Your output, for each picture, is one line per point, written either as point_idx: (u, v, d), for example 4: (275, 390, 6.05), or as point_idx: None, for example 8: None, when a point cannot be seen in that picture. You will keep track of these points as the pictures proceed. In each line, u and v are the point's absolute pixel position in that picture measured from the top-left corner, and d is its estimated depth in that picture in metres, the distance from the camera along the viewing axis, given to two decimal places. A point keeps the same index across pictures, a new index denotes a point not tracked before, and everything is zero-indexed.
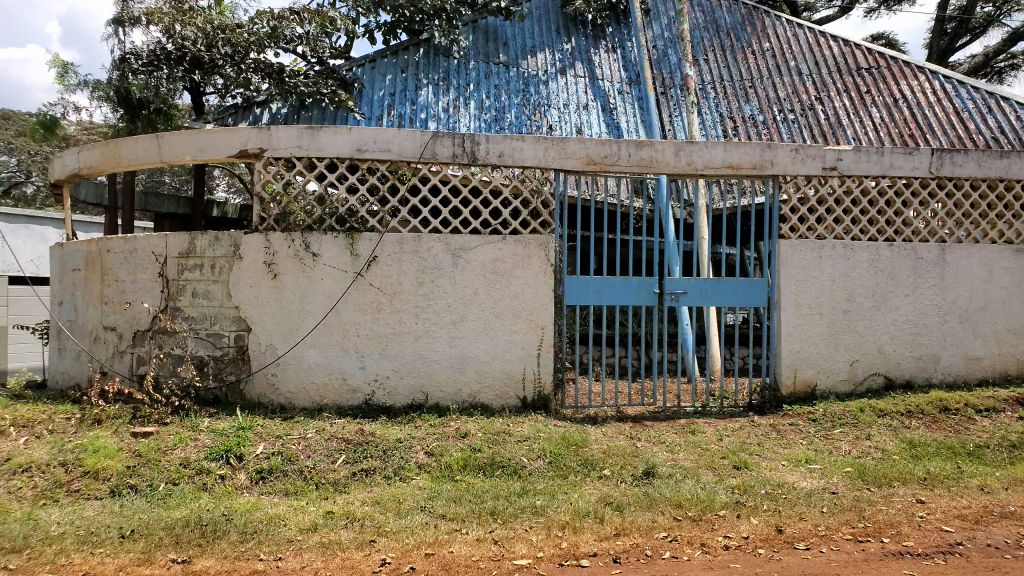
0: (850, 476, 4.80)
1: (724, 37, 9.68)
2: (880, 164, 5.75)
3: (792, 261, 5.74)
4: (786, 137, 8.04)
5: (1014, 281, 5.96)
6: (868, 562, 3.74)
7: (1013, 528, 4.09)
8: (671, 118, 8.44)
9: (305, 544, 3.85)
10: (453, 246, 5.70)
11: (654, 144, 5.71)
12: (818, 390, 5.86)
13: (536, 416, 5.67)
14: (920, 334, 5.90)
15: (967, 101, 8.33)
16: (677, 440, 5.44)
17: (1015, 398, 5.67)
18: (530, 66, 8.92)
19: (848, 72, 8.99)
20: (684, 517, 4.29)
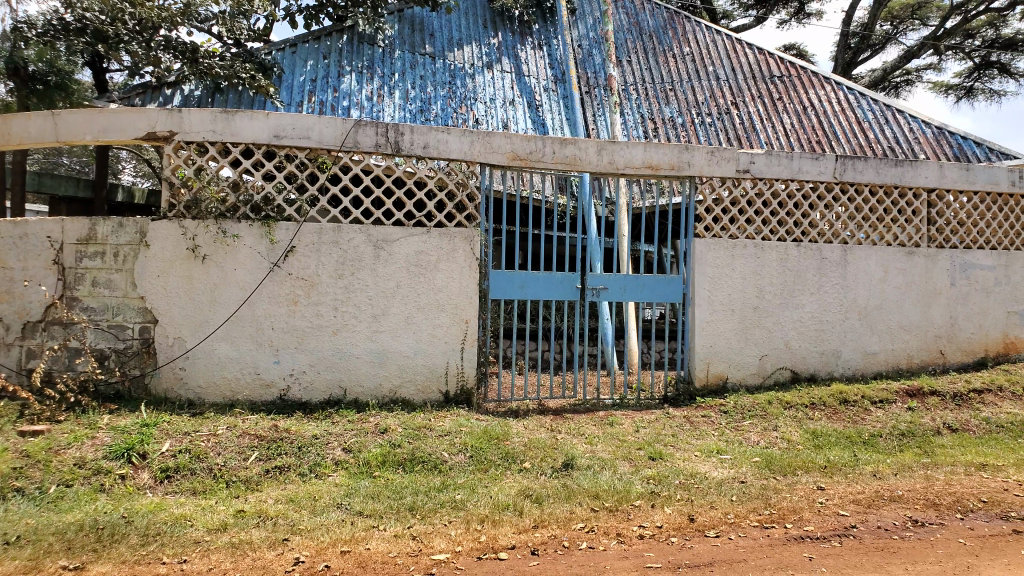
0: (758, 466, 5.03)
1: (647, 40, 9.93)
2: (790, 168, 6.04)
3: (707, 259, 5.95)
4: (703, 140, 8.32)
5: (907, 281, 6.38)
6: (772, 547, 3.93)
7: (901, 511, 4.40)
8: (595, 117, 8.57)
9: (213, 545, 3.69)
10: (375, 237, 5.59)
11: (578, 142, 5.80)
12: (729, 383, 6.10)
13: (458, 410, 5.65)
14: (823, 330, 6.24)
15: (868, 112, 8.88)
16: (596, 431, 5.55)
17: (906, 390, 6.09)
18: (457, 58, 8.86)
19: (762, 80, 9.38)
20: (600, 508, 4.38)
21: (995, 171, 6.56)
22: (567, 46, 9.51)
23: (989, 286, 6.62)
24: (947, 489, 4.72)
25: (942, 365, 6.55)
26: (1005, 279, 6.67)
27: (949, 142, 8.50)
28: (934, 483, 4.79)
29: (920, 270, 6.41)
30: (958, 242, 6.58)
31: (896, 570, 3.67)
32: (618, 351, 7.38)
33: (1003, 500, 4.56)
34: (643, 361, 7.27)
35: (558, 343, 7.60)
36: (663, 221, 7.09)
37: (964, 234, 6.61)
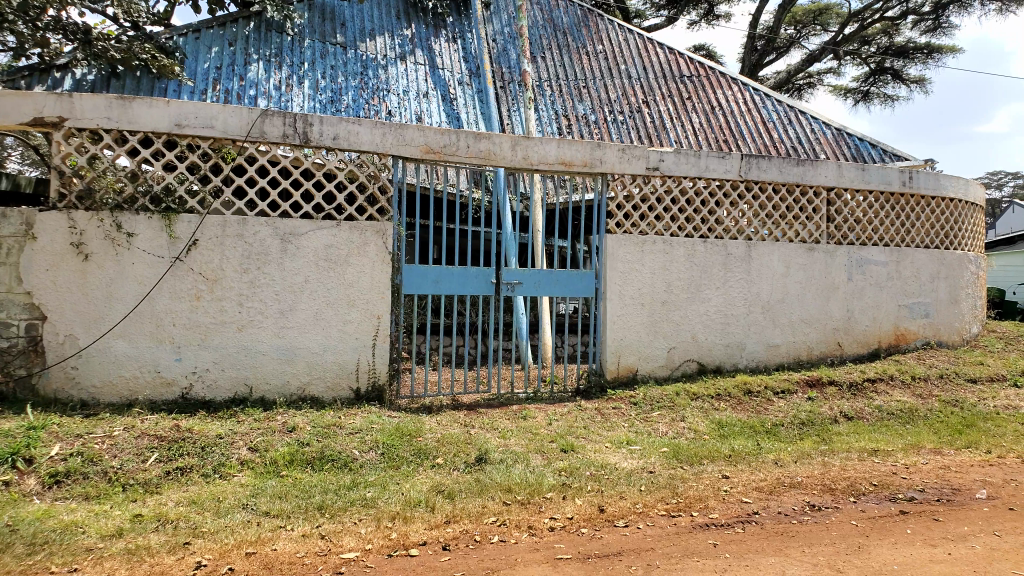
0: (666, 456, 5.15)
1: (560, 36, 10.02)
2: (698, 166, 6.22)
3: (619, 254, 6.05)
4: (615, 137, 8.46)
5: (807, 276, 6.65)
6: (679, 535, 4.03)
7: (800, 497, 4.59)
8: (509, 112, 8.60)
9: (108, 552, 3.51)
10: (282, 231, 5.46)
11: (492, 137, 5.80)
12: (639, 375, 6.23)
13: (369, 407, 5.57)
14: (729, 323, 6.45)
15: (773, 112, 9.23)
16: (510, 425, 5.57)
17: (805, 380, 6.36)
18: (369, 49, 8.72)
19: (673, 79, 9.61)
20: (512, 501, 4.40)
21: (888, 171, 6.92)
22: (482, 40, 9.49)
23: (882, 280, 6.97)
24: (842, 474, 4.96)
25: (839, 356, 6.87)
26: (897, 273, 7.04)
27: (847, 144, 8.91)
28: (830, 469, 5.03)
29: (819, 265, 6.69)
30: (855, 239, 6.90)
31: (794, 553, 3.82)
32: (533, 345, 7.44)
33: (893, 483, 4.83)
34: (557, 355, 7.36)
35: (473, 338, 7.60)
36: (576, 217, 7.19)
37: (860, 231, 6.93)
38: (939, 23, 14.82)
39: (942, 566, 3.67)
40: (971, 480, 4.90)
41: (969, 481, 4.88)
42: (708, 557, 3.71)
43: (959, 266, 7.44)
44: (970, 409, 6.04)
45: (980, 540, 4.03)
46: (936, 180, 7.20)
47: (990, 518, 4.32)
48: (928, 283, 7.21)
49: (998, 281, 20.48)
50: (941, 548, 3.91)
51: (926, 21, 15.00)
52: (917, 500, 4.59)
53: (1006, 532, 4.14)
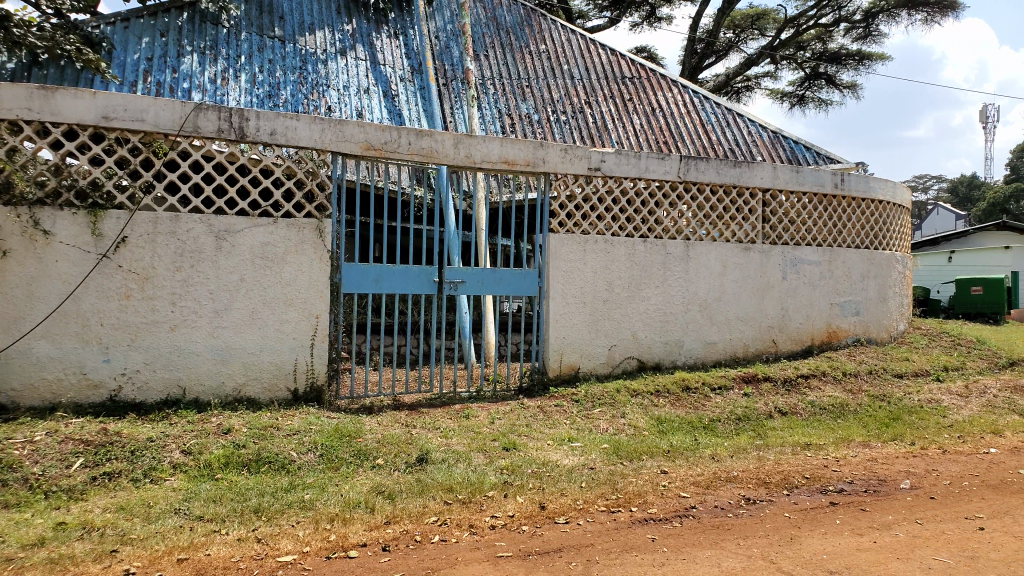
0: (606, 453, 5.22)
1: (503, 35, 10.02)
2: (638, 167, 6.32)
3: (561, 254, 6.10)
4: (558, 137, 8.52)
5: (743, 275, 6.82)
6: (617, 530, 4.08)
7: (735, 491, 4.70)
8: (453, 110, 8.56)
9: (28, 562, 3.36)
10: (217, 228, 5.34)
11: (434, 134, 5.77)
12: (581, 373, 6.29)
13: (307, 408, 5.48)
14: (667, 321, 6.56)
15: (711, 115, 9.42)
16: (452, 425, 5.55)
17: (742, 376, 6.51)
18: (308, 43, 8.57)
19: (615, 80, 9.71)
20: (453, 500, 4.39)
21: (820, 174, 7.15)
22: (424, 37, 9.42)
23: (814, 279, 7.19)
24: (776, 468, 5.10)
25: (774, 353, 7.05)
26: (829, 273, 7.27)
27: (783, 146, 9.15)
28: (765, 463, 5.16)
29: (755, 265, 6.87)
30: (789, 239, 7.11)
31: (729, 546, 3.91)
32: (476, 344, 7.44)
33: (824, 476, 5.00)
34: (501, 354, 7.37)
35: (415, 337, 7.55)
36: (519, 215, 7.21)
37: (794, 231, 7.14)
38: (869, 31, 15.37)
39: (868, 554, 3.80)
40: (896, 471, 5.10)
41: (895, 472, 5.09)
42: (646, 552, 3.76)
43: (887, 266, 7.73)
44: (897, 404, 6.29)
45: (903, 528, 4.20)
46: (866, 183, 7.47)
47: (913, 507, 4.51)
48: (858, 282, 7.46)
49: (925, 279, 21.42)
50: (867, 537, 4.06)
51: (857, 29, 15.51)
52: (846, 492, 4.75)
53: (928, 520, 4.32)
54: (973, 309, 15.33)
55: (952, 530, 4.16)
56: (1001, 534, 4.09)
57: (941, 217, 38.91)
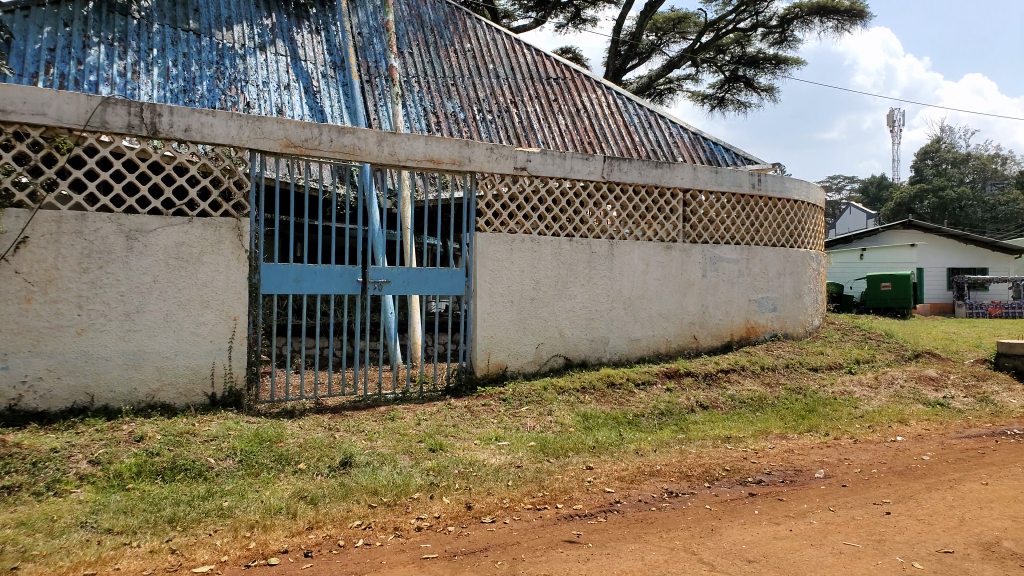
0: (533, 450, 5.24)
1: (428, 33, 9.95)
2: (562, 167, 6.38)
3: (488, 253, 6.10)
4: (483, 136, 8.53)
5: (665, 273, 6.98)
6: (544, 527, 4.11)
7: (658, 485, 4.80)
8: (377, 107, 8.45)
9: None
10: (127, 228, 5.13)
11: (357, 131, 5.70)
12: (508, 372, 6.30)
13: (225, 413, 5.31)
14: (593, 318, 6.64)
15: (634, 116, 9.59)
16: (377, 427, 5.48)
17: (665, 371, 6.66)
18: (225, 38, 8.32)
19: (540, 81, 9.78)
20: (378, 504, 4.33)
21: (738, 174, 7.37)
22: (346, 33, 9.24)
23: (733, 277, 7.41)
24: (698, 461, 5.23)
25: (695, 349, 7.23)
26: (747, 270, 7.51)
27: (704, 147, 9.39)
28: (687, 456, 5.29)
29: (677, 263, 7.04)
30: (709, 238, 7.31)
31: (651, 539, 3.98)
32: (402, 345, 7.36)
33: (743, 467, 5.15)
34: (428, 354, 7.31)
35: (339, 339, 7.42)
36: (444, 215, 7.18)
37: (714, 230, 7.34)
38: (785, 36, 15.94)
39: (784, 542, 3.94)
40: (811, 461, 5.31)
41: (809, 462, 5.29)
42: (571, 548, 3.79)
43: (802, 264, 8.03)
44: (812, 396, 6.55)
45: (817, 515, 4.36)
46: (782, 183, 7.74)
47: (826, 495, 4.70)
48: (775, 279, 7.74)
49: (839, 277, 22.42)
50: (783, 525, 4.20)
51: (774, 34, 16.07)
52: (764, 482, 4.91)
53: (839, 506, 4.51)
54: (884, 305, 16.13)
55: (861, 515, 4.36)
56: (905, 518, 4.30)
57: (851, 217, 40.73)
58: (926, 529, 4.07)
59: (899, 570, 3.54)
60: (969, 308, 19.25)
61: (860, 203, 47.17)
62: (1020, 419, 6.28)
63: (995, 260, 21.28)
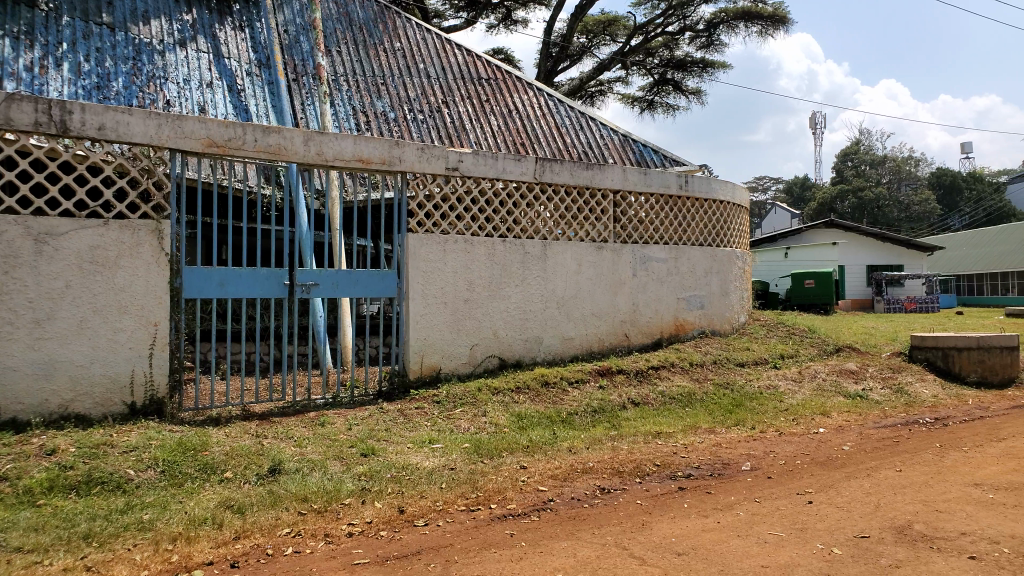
0: (467, 452, 5.24)
1: (357, 32, 9.77)
2: (494, 168, 6.41)
3: (420, 254, 6.06)
4: (414, 136, 8.48)
5: (597, 273, 7.07)
6: (477, 528, 4.11)
7: (590, 482, 4.86)
8: (304, 106, 8.30)
9: None
10: (36, 231, 4.90)
11: (282, 131, 5.59)
12: (442, 373, 6.27)
13: (145, 422, 5.12)
14: (527, 318, 6.68)
15: (565, 117, 9.67)
16: (306, 433, 5.38)
17: (598, 369, 6.74)
18: (142, 33, 8.02)
19: (471, 81, 9.75)
20: (308, 510, 4.25)
21: (666, 175, 7.54)
22: (271, 30, 9.02)
23: (663, 276, 7.57)
24: (629, 457, 5.32)
25: (627, 347, 7.34)
26: (676, 269, 7.68)
27: (633, 149, 9.56)
28: (619, 452, 5.38)
29: (608, 263, 7.14)
30: (639, 238, 7.45)
31: (583, 535, 4.03)
32: (332, 349, 7.24)
33: (673, 462, 5.26)
34: (360, 357, 7.22)
35: (267, 344, 7.25)
36: (375, 216, 7.11)
37: (644, 230, 7.48)
38: (711, 40, 16.33)
39: (711, 534, 4.03)
40: (738, 454, 5.47)
41: (736, 455, 5.45)
42: (504, 547, 3.80)
43: (728, 262, 8.26)
44: (739, 391, 6.75)
45: (743, 507, 4.49)
46: (708, 184, 7.95)
47: (752, 487, 4.85)
48: (702, 277, 7.94)
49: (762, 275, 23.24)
50: (711, 517, 4.31)
51: (700, 38, 16.45)
52: (693, 476, 5.04)
53: (764, 498, 4.65)
54: (808, 301, 16.74)
55: (785, 505, 4.51)
56: (826, 506, 4.47)
57: (777, 215, 42.07)
58: (846, 516, 4.24)
59: (821, 557, 3.67)
60: (887, 303, 20.19)
61: (786, 202, 48.82)
62: (931, 408, 6.63)
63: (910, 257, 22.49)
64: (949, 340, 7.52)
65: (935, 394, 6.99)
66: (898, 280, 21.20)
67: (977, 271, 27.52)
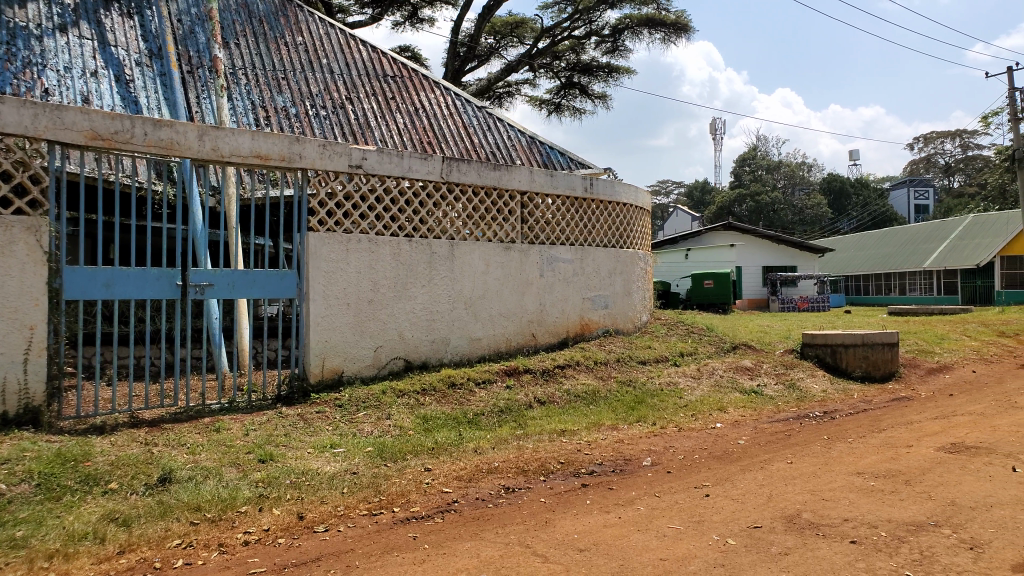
0: (370, 455, 5.16)
1: (256, 24, 9.41)
2: (400, 166, 6.38)
3: (322, 253, 5.95)
4: (317, 132, 8.32)
5: (504, 273, 7.13)
6: (379, 533, 4.05)
7: (495, 482, 4.89)
8: (198, 100, 8.00)
9: None
10: None
11: (175, 125, 5.34)
12: (345, 377, 6.17)
13: (18, 433, 4.77)
14: (433, 320, 6.67)
15: (473, 117, 9.69)
16: (200, 440, 5.17)
17: (505, 370, 6.79)
18: (16, 15, 7.50)
19: (376, 78, 9.61)
20: (200, 520, 4.07)
21: (571, 178, 7.69)
22: (163, 19, 8.59)
23: (569, 276, 7.71)
24: (534, 455, 5.38)
25: (534, 347, 7.43)
26: (582, 270, 7.84)
27: (540, 151, 9.71)
28: (524, 451, 5.43)
29: (515, 263, 7.21)
30: (546, 239, 7.56)
31: (487, 535, 4.04)
32: (227, 351, 6.99)
33: (576, 459, 5.36)
34: (258, 360, 7.03)
35: (157, 347, 6.95)
36: (275, 214, 6.94)
37: (551, 231, 7.60)
38: (616, 46, 16.69)
39: (612, 530, 4.12)
40: (639, 450, 5.62)
41: (638, 451, 5.60)
42: (407, 551, 3.76)
43: (631, 263, 8.49)
44: (641, 388, 6.94)
45: (644, 502, 4.62)
46: (613, 187, 8.17)
47: (652, 482, 4.99)
48: (607, 277, 8.13)
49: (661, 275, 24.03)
50: (612, 513, 4.40)
51: (606, 43, 16.79)
52: (596, 473, 5.14)
53: (663, 492, 4.80)
54: (706, 300, 17.44)
55: (683, 499, 4.66)
56: (722, 498, 4.65)
57: (679, 217, 43.32)
58: (740, 507, 4.42)
59: (716, 548, 3.80)
60: (781, 304, 21.24)
61: (687, 205, 50.59)
62: (820, 402, 7.02)
63: (803, 259, 23.84)
64: (838, 337, 7.99)
65: (824, 389, 7.41)
66: (791, 280, 22.66)
67: (862, 272, 29.26)
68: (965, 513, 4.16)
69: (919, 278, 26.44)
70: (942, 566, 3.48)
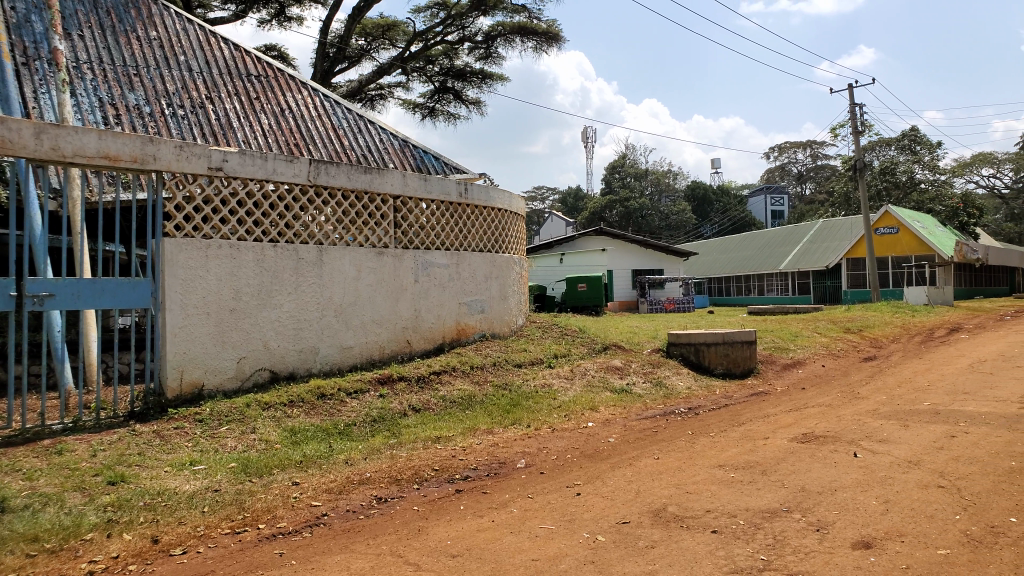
0: (233, 472, 4.94)
1: (103, 14, 8.77)
2: (264, 168, 6.17)
3: (178, 260, 5.69)
4: (173, 133, 7.93)
5: (377, 279, 7.06)
6: (243, 551, 3.88)
7: (367, 492, 4.81)
8: (36, 95, 7.49)
9: None
10: None
11: (6, 122, 4.78)
12: (206, 390, 5.89)
13: None
14: (301, 328, 6.49)
15: (343, 120, 9.51)
16: (39, 464, 4.73)
17: (378, 378, 6.69)
18: None
19: (238, 77, 9.21)
20: (38, 551, 3.71)
21: (446, 183, 7.71)
22: None
23: (444, 281, 7.73)
24: (407, 464, 5.34)
25: (409, 353, 7.38)
26: (457, 274, 7.89)
27: (413, 155, 9.70)
28: (397, 460, 5.37)
29: (388, 268, 7.16)
30: (421, 243, 7.54)
31: (358, 547, 3.97)
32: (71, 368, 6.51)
33: (450, 465, 5.37)
34: (106, 375, 6.59)
35: None
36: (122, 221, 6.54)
37: (425, 236, 7.59)
38: (490, 52, 16.88)
39: (485, 534, 4.16)
40: (513, 452, 5.71)
41: (512, 454, 5.69)
42: (273, 568, 3.63)
43: (506, 267, 8.62)
44: (517, 391, 7.05)
45: (516, 504, 4.69)
46: (487, 192, 8.26)
47: (525, 484, 5.07)
48: (482, 282, 8.21)
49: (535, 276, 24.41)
50: (485, 517, 4.44)
51: (479, 49, 16.94)
52: (470, 478, 5.17)
53: (536, 493, 4.89)
54: (579, 304, 17.93)
55: (555, 499, 4.77)
56: (592, 496, 4.80)
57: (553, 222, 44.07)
58: (609, 504, 4.57)
59: (587, 546, 3.91)
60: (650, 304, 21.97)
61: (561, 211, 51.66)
62: (685, 399, 7.40)
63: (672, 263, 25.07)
64: (700, 336, 8.48)
65: (689, 386, 7.82)
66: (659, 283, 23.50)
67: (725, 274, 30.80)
68: (813, 498, 4.51)
69: (776, 280, 28.39)
70: (792, 549, 3.74)
